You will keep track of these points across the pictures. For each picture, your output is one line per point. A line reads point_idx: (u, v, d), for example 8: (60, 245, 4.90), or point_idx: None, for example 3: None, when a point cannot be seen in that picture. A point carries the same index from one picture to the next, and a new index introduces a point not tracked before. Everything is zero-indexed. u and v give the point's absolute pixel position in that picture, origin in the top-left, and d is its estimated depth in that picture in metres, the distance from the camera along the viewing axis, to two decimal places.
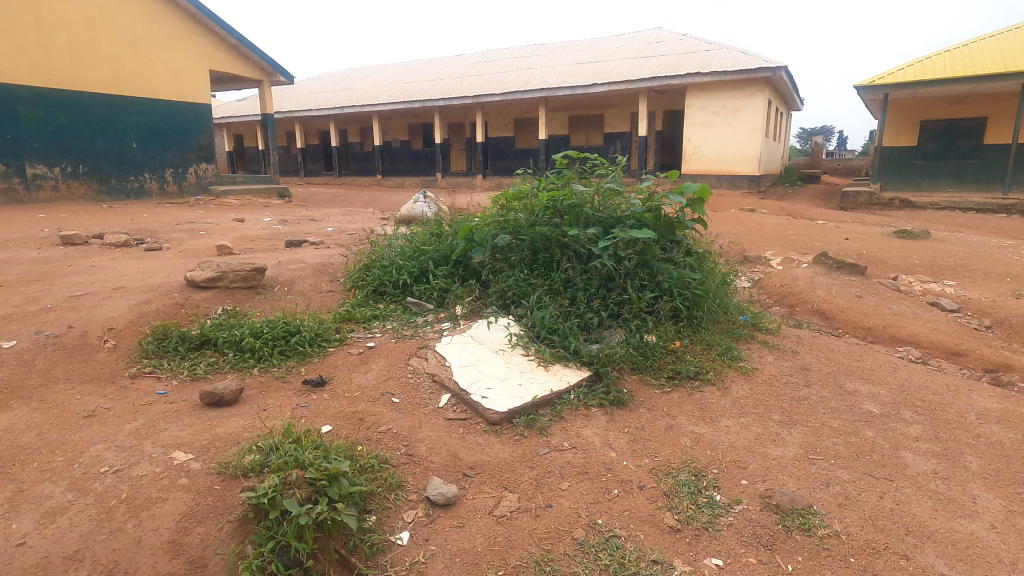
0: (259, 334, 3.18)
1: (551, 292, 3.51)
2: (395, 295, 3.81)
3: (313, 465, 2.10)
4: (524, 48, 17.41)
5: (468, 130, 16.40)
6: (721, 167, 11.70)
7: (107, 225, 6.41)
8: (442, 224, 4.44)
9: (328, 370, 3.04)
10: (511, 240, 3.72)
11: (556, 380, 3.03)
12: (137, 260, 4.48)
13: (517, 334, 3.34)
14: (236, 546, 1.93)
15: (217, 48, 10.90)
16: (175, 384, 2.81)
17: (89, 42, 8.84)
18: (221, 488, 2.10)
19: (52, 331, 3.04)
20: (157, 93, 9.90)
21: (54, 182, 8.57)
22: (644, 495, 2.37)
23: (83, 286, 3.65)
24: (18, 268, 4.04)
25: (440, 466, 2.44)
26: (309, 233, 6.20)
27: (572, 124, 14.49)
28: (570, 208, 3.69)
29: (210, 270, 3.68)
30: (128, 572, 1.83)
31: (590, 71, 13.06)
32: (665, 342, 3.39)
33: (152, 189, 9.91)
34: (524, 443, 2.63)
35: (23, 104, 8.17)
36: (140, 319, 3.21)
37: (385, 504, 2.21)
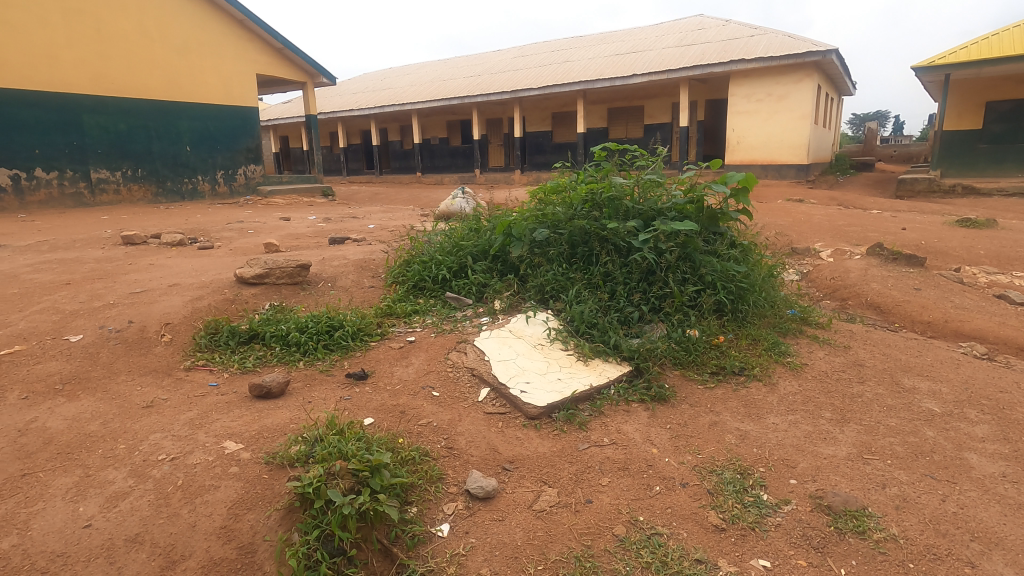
0: (304, 328, 3.27)
1: (590, 287, 3.47)
2: (434, 290, 3.85)
3: (355, 456, 2.15)
4: (561, 41, 17.28)
5: (506, 125, 16.41)
6: (768, 156, 11.29)
7: (164, 225, 6.75)
8: (481, 219, 4.46)
9: (370, 363, 3.11)
10: (550, 234, 3.69)
11: (595, 375, 2.99)
12: (191, 258, 4.68)
13: (556, 328, 3.33)
14: (283, 533, 1.98)
15: (263, 52, 11.24)
16: (226, 376, 2.93)
17: (145, 51, 9.29)
18: (269, 477, 2.17)
19: (114, 326, 3.20)
20: (208, 97, 10.31)
21: (116, 186, 9.06)
22: (687, 492, 2.32)
23: (142, 284, 3.84)
24: (84, 267, 4.28)
25: (479, 459, 2.45)
26: (352, 230, 6.33)
27: (611, 116, 14.28)
28: (609, 201, 3.64)
29: (259, 266, 3.81)
30: (184, 555, 1.91)
31: (630, 62, 12.83)
32: (708, 336, 3.30)
33: (204, 190, 10.35)
34: (563, 439, 2.61)
35: (88, 112, 8.65)
36: (194, 315, 3.36)
37: (425, 496, 2.24)
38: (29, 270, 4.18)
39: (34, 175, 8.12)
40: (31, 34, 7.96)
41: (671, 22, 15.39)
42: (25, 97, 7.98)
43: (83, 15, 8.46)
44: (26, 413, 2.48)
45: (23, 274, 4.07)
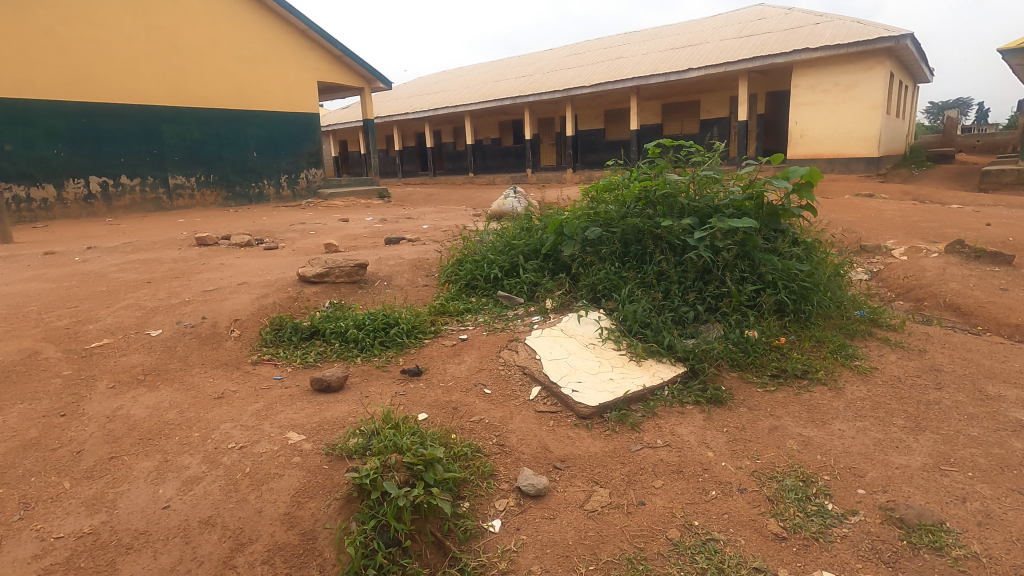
0: (361, 325, 3.39)
1: (643, 286, 3.41)
2: (487, 289, 3.89)
3: (410, 450, 2.22)
4: (614, 38, 17.06)
5: (558, 124, 16.34)
6: (834, 150, 10.73)
7: (234, 227, 7.14)
8: (532, 218, 4.48)
9: (424, 360, 3.18)
10: (602, 232, 3.66)
11: (648, 376, 2.94)
12: (258, 258, 4.93)
13: (608, 328, 3.29)
14: (342, 522, 2.05)
15: (324, 60, 11.65)
16: (290, 370, 3.07)
17: (216, 63, 9.87)
18: (329, 467, 2.26)
19: (189, 322, 3.41)
20: (273, 105, 10.82)
21: (191, 191, 9.67)
22: (745, 498, 2.24)
23: (213, 282, 4.08)
24: (163, 267, 4.59)
25: (531, 457, 2.45)
26: (407, 230, 6.48)
27: (665, 112, 13.98)
28: (663, 198, 3.57)
29: (319, 266, 3.96)
30: (252, 539, 2.02)
31: (685, 56, 12.51)
32: (768, 338, 3.17)
33: (270, 194, 10.88)
34: (615, 439, 2.58)
35: (166, 122, 9.27)
36: (260, 312, 3.54)
37: (478, 491, 2.27)
38: (115, 269, 4.52)
39: (120, 181, 8.78)
40: (117, 52, 8.64)
41: (729, 13, 14.89)
42: (112, 110, 8.65)
43: (161, 32, 9.10)
44: (113, 401, 2.69)
45: (110, 273, 4.41)
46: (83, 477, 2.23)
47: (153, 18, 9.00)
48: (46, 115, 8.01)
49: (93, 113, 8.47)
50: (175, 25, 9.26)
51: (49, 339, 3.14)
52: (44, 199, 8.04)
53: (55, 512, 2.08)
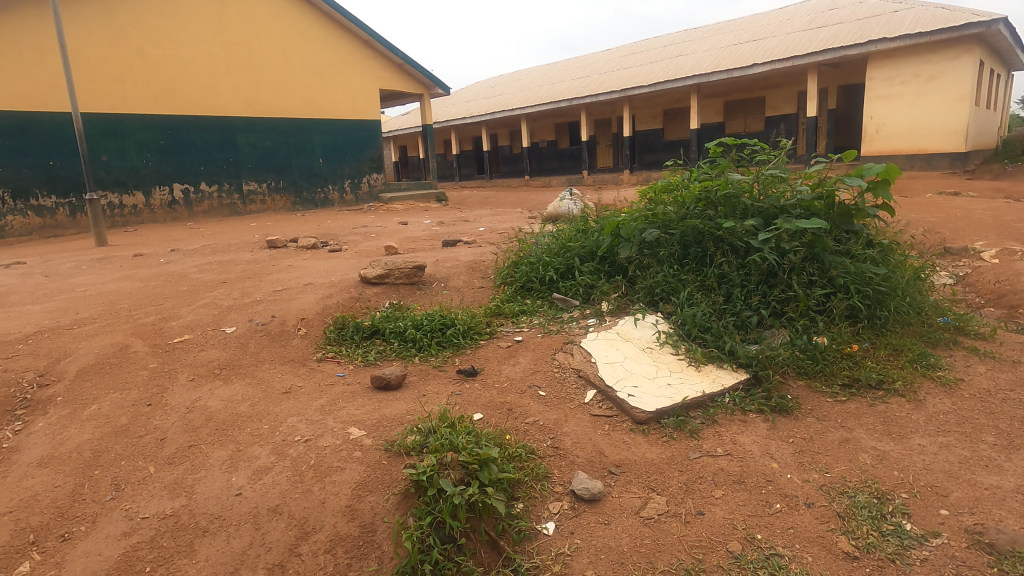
0: (419, 325, 3.47)
1: (703, 289, 3.31)
2: (542, 291, 3.88)
3: (466, 449, 2.25)
4: (674, 35, 16.67)
5: (615, 125, 16.15)
6: (914, 145, 10.03)
7: (301, 231, 7.49)
8: (588, 220, 4.44)
9: (480, 361, 3.21)
10: (660, 234, 3.58)
11: (708, 382, 2.85)
12: (323, 260, 5.14)
13: (666, 332, 3.21)
14: (400, 517, 2.11)
15: (387, 69, 11.97)
16: (352, 367, 3.19)
17: (285, 74, 10.39)
18: (388, 463, 2.33)
19: (260, 319, 3.61)
20: (338, 114, 11.26)
21: (262, 196, 10.22)
22: (812, 513, 2.14)
23: (282, 283, 4.29)
24: (237, 268, 4.87)
25: (586, 461, 2.43)
26: (464, 233, 6.58)
27: (728, 109, 13.52)
28: (725, 198, 3.46)
29: (379, 267, 4.09)
30: (316, 528, 2.11)
31: (749, 51, 12.05)
32: (839, 345, 3.00)
33: (334, 198, 11.34)
34: (673, 446, 2.51)
35: (241, 132, 9.85)
36: (324, 311, 3.69)
37: (531, 493, 2.27)
38: (195, 270, 4.84)
39: (200, 188, 9.40)
40: (198, 67, 9.27)
41: (797, 5, 14.22)
42: (193, 121, 9.27)
43: (237, 47, 9.70)
44: (193, 393, 2.88)
45: (191, 274, 4.73)
46: (166, 463, 2.40)
47: (230, 34, 9.60)
48: (136, 127, 8.68)
49: (177, 124, 9.10)
50: (249, 40, 9.84)
51: (138, 334, 3.40)
52: (135, 205, 8.72)
53: (142, 494, 2.25)
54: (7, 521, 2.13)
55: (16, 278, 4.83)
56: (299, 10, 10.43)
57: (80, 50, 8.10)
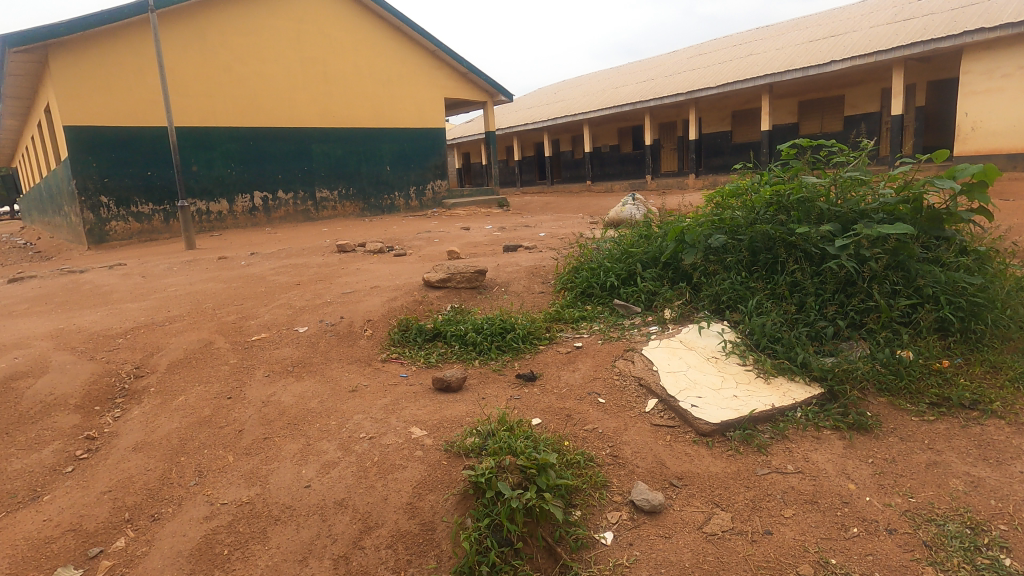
0: (480, 329, 3.52)
1: (773, 298, 3.17)
2: (603, 297, 3.83)
3: (524, 454, 2.26)
4: (745, 34, 16.07)
5: (680, 128, 15.75)
6: (1018, 144, 9.12)
7: (368, 236, 7.79)
8: (652, 226, 4.36)
9: (539, 366, 3.22)
10: (727, 240, 3.46)
11: (778, 395, 2.71)
12: (388, 264, 5.32)
13: (733, 341, 3.09)
14: (458, 517, 2.15)
15: (452, 78, 12.23)
16: (414, 368, 3.28)
17: (356, 86, 10.84)
18: (448, 463, 2.38)
19: (330, 320, 3.78)
20: (405, 123, 11.61)
21: (334, 203, 10.72)
22: (895, 540, 2.01)
23: (350, 286, 4.47)
24: (310, 271, 5.13)
25: (646, 471, 2.37)
26: (524, 238, 6.61)
27: (802, 109, 12.89)
28: (798, 202, 3.30)
29: (442, 271, 4.19)
30: (378, 523, 2.18)
31: (827, 47, 11.43)
32: (927, 359, 2.79)
33: (400, 205, 11.71)
34: (738, 460, 2.41)
35: (315, 142, 10.38)
36: (390, 314, 3.82)
37: (589, 501, 2.24)
38: (272, 273, 5.13)
39: (277, 196, 9.98)
40: (277, 81, 9.85)
41: None
42: (272, 133, 9.86)
43: (312, 62, 10.25)
44: (268, 388, 3.06)
45: (268, 276, 5.02)
46: (243, 453, 2.56)
47: (307, 50, 10.16)
48: (222, 139, 9.34)
49: (258, 136, 9.71)
50: (324, 55, 10.38)
51: (221, 331, 3.65)
52: (220, 212, 9.37)
53: (222, 480, 2.41)
54: (107, 498, 2.34)
55: (118, 278, 5.30)
56: (370, 24, 10.89)
57: (177, 70, 8.83)
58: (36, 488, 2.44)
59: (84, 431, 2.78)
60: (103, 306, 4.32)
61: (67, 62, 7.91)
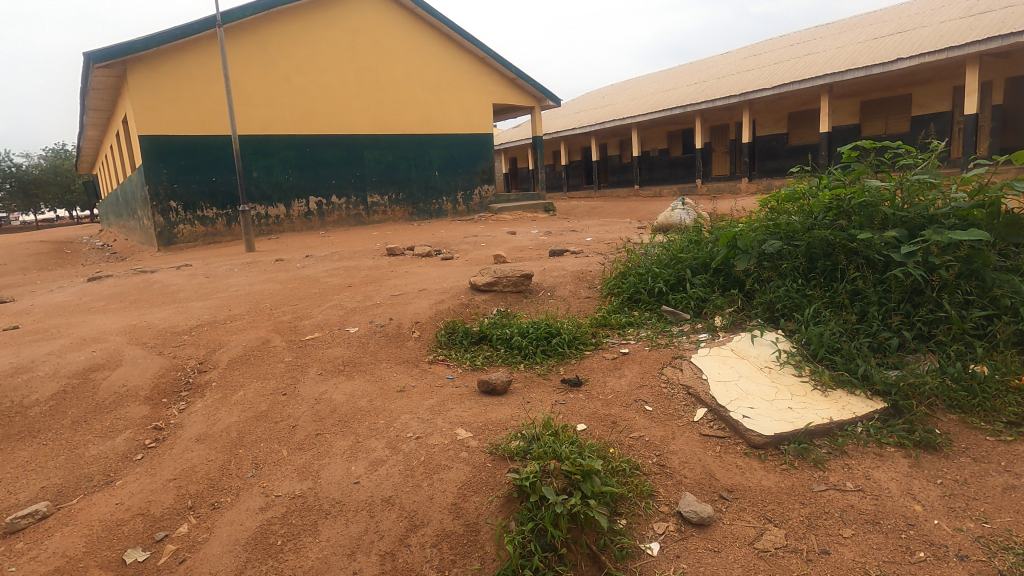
0: (525, 333, 3.53)
1: (832, 306, 3.04)
2: (651, 303, 3.77)
3: (569, 459, 2.25)
4: (803, 33, 15.51)
5: (733, 130, 15.32)
6: None
7: (417, 239, 7.96)
8: (702, 231, 4.26)
9: (584, 371, 3.19)
10: (783, 246, 3.35)
11: (836, 409, 2.59)
12: (436, 267, 5.42)
13: (788, 351, 2.98)
14: (502, 520, 2.16)
15: (501, 83, 12.33)
16: (460, 370, 3.32)
17: (407, 94, 11.10)
18: (493, 466, 2.39)
19: (379, 321, 3.87)
20: (454, 129, 11.79)
21: (384, 207, 11.00)
22: (966, 568, 1.89)
23: (399, 288, 4.57)
24: (361, 273, 5.28)
25: (694, 483, 2.31)
26: (570, 243, 6.58)
27: (865, 110, 12.30)
28: (860, 207, 3.16)
29: (489, 275, 4.22)
30: (424, 522, 2.21)
31: (892, 44, 10.88)
32: (1004, 375, 2.60)
33: (448, 209, 11.90)
34: (793, 475, 2.31)
35: (367, 149, 10.68)
36: (437, 316, 3.88)
37: (635, 510, 2.20)
38: (326, 274, 5.32)
39: (331, 201, 10.34)
40: (332, 90, 10.21)
41: None
42: (327, 140, 10.22)
43: (366, 71, 10.56)
44: (321, 386, 3.16)
45: (322, 278, 5.21)
46: (297, 447, 2.66)
47: (361, 59, 10.49)
48: (281, 147, 9.75)
49: (315, 143, 10.09)
50: (376, 64, 10.68)
51: (277, 330, 3.81)
52: (278, 216, 9.79)
53: (276, 474, 2.51)
54: (171, 486, 2.47)
55: (184, 278, 5.62)
56: (421, 33, 11.14)
57: (241, 81, 9.29)
58: (109, 473, 2.61)
59: (152, 421, 2.96)
60: (171, 304, 4.59)
61: (143, 76, 8.46)
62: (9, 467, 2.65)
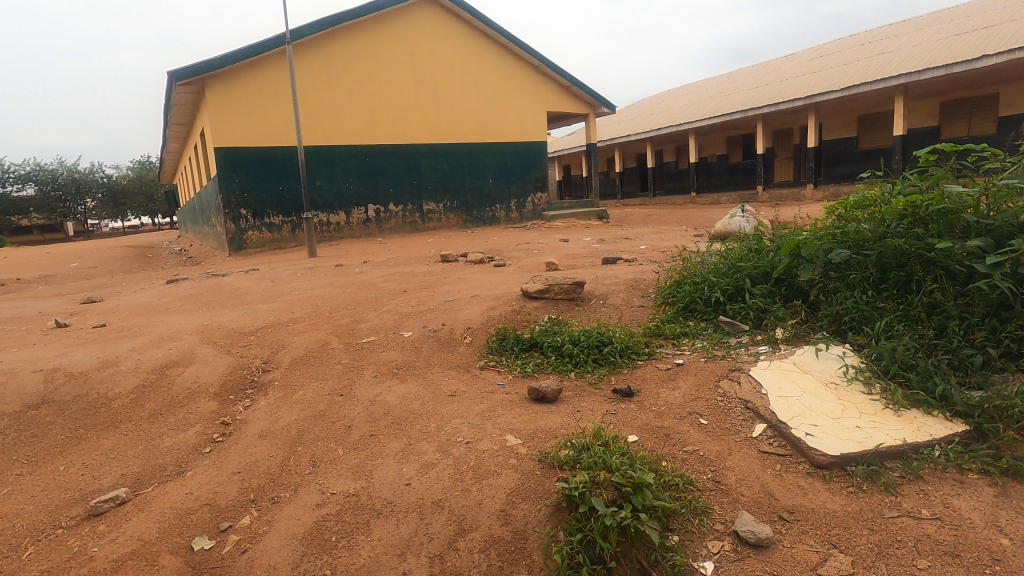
0: (577, 341, 3.50)
1: (906, 320, 2.85)
2: (707, 313, 3.65)
3: (619, 470, 2.21)
4: (876, 32, 14.72)
5: (797, 135, 14.69)
6: None
7: (470, 246, 8.06)
8: (763, 239, 4.11)
9: (636, 382, 3.13)
10: (851, 255, 3.18)
11: (911, 430, 2.42)
12: (488, 274, 5.47)
13: (856, 366, 2.82)
14: (550, 529, 2.14)
15: (556, 92, 12.36)
16: (510, 377, 3.33)
17: (463, 103, 11.30)
18: (541, 473, 2.38)
19: (432, 327, 3.95)
20: (508, 138, 11.91)
21: (439, 215, 11.24)
22: None
23: (452, 294, 4.64)
24: (415, 279, 5.40)
25: (752, 501, 2.21)
26: (624, 250, 6.49)
27: (945, 111, 11.51)
28: (939, 214, 2.95)
29: (541, 283, 4.22)
30: (472, 527, 2.23)
31: (976, 40, 10.15)
32: None
33: (501, 217, 12.01)
34: (861, 499, 2.17)
35: (424, 158, 10.95)
36: (488, 322, 3.92)
37: (689, 527, 2.13)
38: (382, 280, 5.48)
39: (388, 208, 10.66)
40: (391, 101, 10.54)
41: None
42: (386, 150, 10.55)
43: (424, 82, 10.85)
44: (375, 388, 3.25)
45: (378, 283, 5.37)
46: (352, 447, 2.74)
47: (419, 71, 10.78)
48: (343, 157, 10.14)
49: (374, 152, 10.44)
50: (434, 75, 10.95)
51: (335, 333, 3.95)
52: (339, 223, 10.19)
53: (332, 471, 2.60)
54: (236, 479, 2.60)
55: (252, 282, 5.93)
56: (478, 43, 11.33)
57: (307, 94, 9.74)
58: (180, 464, 2.78)
59: (220, 416, 3.13)
60: (239, 306, 4.86)
61: (219, 91, 9.03)
62: (95, 454, 2.87)
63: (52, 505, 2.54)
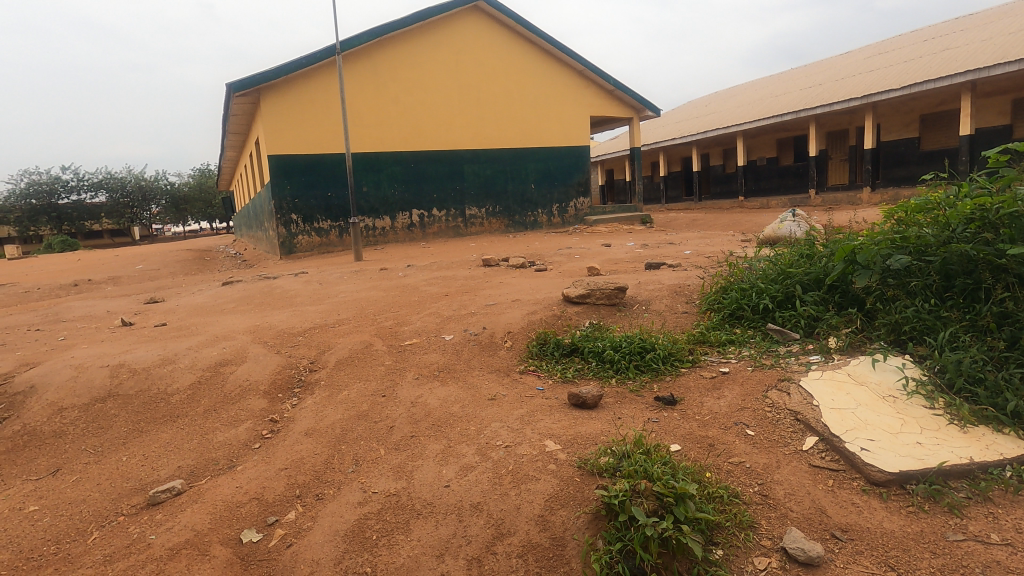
0: (618, 347, 3.45)
1: (973, 331, 2.69)
2: (755, 321, 3.54)
3: (660, 480, 2.16)
4: (940, 27, 13.96)
5: (853, 136, 14.08)
6: None
7: (511, 251, 8.09)
8: (815, 244, 3.95)
9: (679, 390, 3.05)
10: (912, 261, 3.02)
11: (978, 448, 2.27)
12: (529, 278, 5.47)
13: (917, 379, 2.67)
14: (589, 537, 2.12)
15: (599, 96, 12.27)
16: (550, 382, 3.31)
17: (506, 109, 11.38)
18: (581, 480, 2.35)
19: (473, 330, 3.97)
20: (551, 143, 11.91)
21: (481, 219, 11.34)
22: None
23: (493, 298, 4.67)
24: (457, 283, 5.46)
25: (802, 517, 2.12)
26: (668, 256, 6.36)
27: (1017, 109, 10.81)
28: (1010, 218, 2.77)
29: (582, 287, 4.19)
30: (510, 531, 2.22)
31: None
32: None
33: (543, 221, 12.00)
34: (922, 520, 2.05)
35: (467, 163, 11.07)
36: (529, 327, 3.91)
37: (733, 541, 2.06)
38: (424, 283, 5.56)
39: (432, 213, 10.83)
40: (436, 108, 10.72)
41: None
42: (431, 156, 10.73)
43: (468, 88, 10.98)
44: (417, 390, 3.30)
45: (421, 286, 5.45)
46: (393, 447, 2.79)
47: (463, 78, 10.92)
48: (388, 163, 10.38)
49: (419, 158, 10.64)
50: (478, 81, 11.08)
51: (379, 335, 4.03)
52: (384, 228, 10.43)
53: (374, 471, 2.65)
54: (283, 475, 2.69)
55: (301, 284, 6.14)
56: (521, 49, 11.38)
57: (355, 103, 10.03)
58: (232, 459, 2.90)
59: (269, 414, 3.24)
60: (289, 308, 5.03)
61: (273, 101, 9.41)
62: (154, 447, 3.03)
63: (115, 493, 2.69)
